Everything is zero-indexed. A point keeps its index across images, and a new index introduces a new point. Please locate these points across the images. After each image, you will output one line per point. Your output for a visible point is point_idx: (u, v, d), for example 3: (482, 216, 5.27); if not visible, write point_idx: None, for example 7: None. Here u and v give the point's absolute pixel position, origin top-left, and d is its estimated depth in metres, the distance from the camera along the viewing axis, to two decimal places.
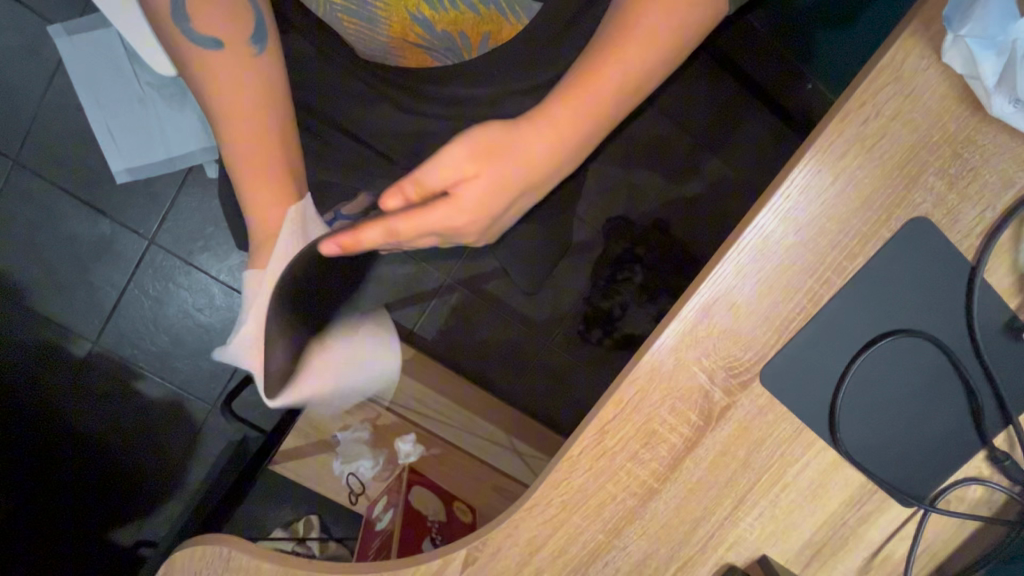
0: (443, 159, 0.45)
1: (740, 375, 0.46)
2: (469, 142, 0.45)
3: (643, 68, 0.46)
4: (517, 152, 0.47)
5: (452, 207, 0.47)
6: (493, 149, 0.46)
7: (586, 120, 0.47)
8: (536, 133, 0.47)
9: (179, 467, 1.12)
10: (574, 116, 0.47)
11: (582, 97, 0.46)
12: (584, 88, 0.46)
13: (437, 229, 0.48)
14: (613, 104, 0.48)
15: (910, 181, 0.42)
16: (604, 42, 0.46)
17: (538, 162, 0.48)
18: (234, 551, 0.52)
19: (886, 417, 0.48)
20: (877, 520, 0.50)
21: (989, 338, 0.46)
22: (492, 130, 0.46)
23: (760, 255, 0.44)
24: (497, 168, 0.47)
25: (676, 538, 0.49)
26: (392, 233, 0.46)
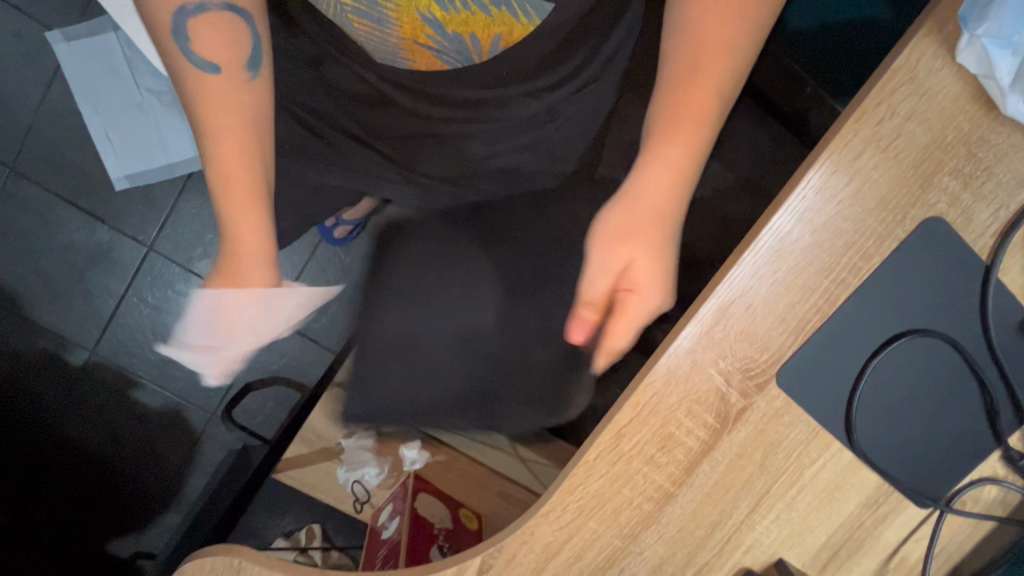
0: (598, 280, 0.47)
1: (756, 377, 0.46)
2: (612, 253, 0.47)
3: (729, 80, 0.46)
4: (651, 218, 0.47)
5: (645, 296, 0.47)
6: (636, 239, 0.46)
7: (693, 151, 0.46)
8: (649, 193, 0.47)
9: (178, 476, 1.10)
10: (683, 149, 0.46)
11: (690, 131, 0.46)
12: (685, 127, 0.45)
13: (646, 316, 0.49)
14: (710, 123, 0.46)
15: (925, 181, 0.42)
16: (680, 67, 0.46)
17: (671, 206, 0.47)
18: (243, 563, 0.51)
19: (902, 417, 0.48)
20: (894, 521, 0.49)
21: (1003, 337, 0.46)
22: (616, 221, 0.47)
23: (777, 256, 0.43)
24: (647, 238, 0.47)
25: (693, 542, 0.49)
26: (614, 346, 0.49)
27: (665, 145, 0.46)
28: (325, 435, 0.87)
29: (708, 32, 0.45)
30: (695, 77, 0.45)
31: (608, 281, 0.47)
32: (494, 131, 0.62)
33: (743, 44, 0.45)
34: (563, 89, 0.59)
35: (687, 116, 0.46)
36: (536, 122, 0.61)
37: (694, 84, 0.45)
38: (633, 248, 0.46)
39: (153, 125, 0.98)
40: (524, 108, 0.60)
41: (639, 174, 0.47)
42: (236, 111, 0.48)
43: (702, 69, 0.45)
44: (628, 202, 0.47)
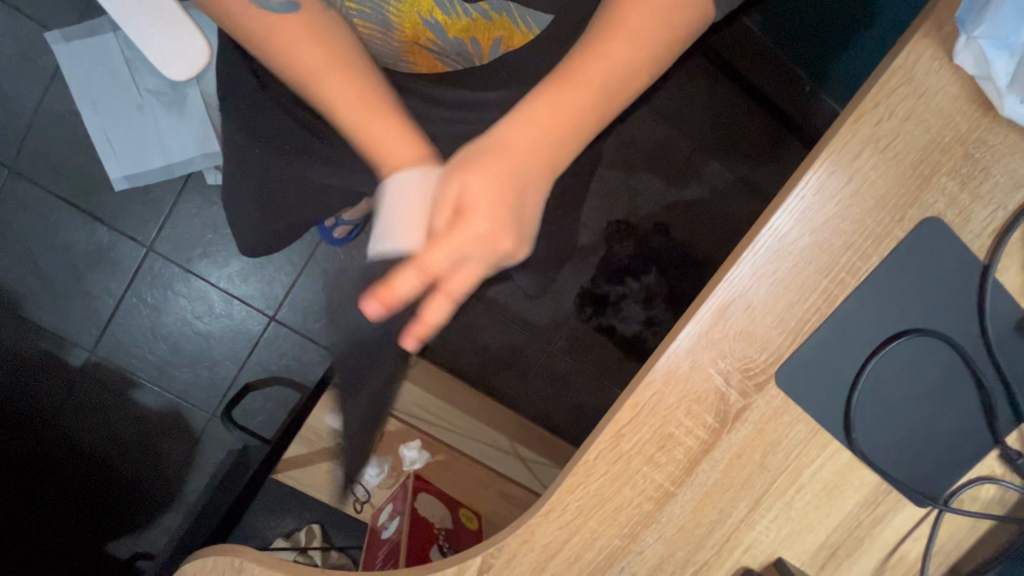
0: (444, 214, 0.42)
1: (755, 377, 0.46)
2: (448, 174, 0.43)
3: (627, 65, 0.45)
4: (507, 159, 0.43)
5: (489, 247, 0.42)
6: (487, 164, 0.43)
7: (569, 114, 0.44)
8: (512, 136, 0.43)
9: (177, 477, 1.10)
10: (560, 109, 0.44)
11: (568, 90, 0.44)
12: (567, 83, 0.44)
13: (467, 249, 0.42)
14: (598, 99, 0.45)
15: (924, 182, 0.42)
16: (587, 36, 0.45)
17: (536, 162, 0.44)
18: (245, 562, 0.51)
19: (900, 416, 0.48)
20: (893, 520, 0.50)
21: (1001, 336, 0.46)
22: (485, 157, 0.43)
23: (775, 256, 0.44)
24: (486, 166, 0.42)
25: (692, 541, 0.49)
26: (448, 293, 0.42)
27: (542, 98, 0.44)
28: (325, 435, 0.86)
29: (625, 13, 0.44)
30: (594, 47, 0.44)
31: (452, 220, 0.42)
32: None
33: (652, 40, 0.45)
34: None
35: (574, 81, 0.44)
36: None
37: (593, 54, 0.44)
38: (470, 170, 0.42)
39: (152, 126, 0.98)
40: None
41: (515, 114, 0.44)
42: (311, 44, 0.45)
43: (601, 46, 0.44)
44: (497, 139, 0.44)
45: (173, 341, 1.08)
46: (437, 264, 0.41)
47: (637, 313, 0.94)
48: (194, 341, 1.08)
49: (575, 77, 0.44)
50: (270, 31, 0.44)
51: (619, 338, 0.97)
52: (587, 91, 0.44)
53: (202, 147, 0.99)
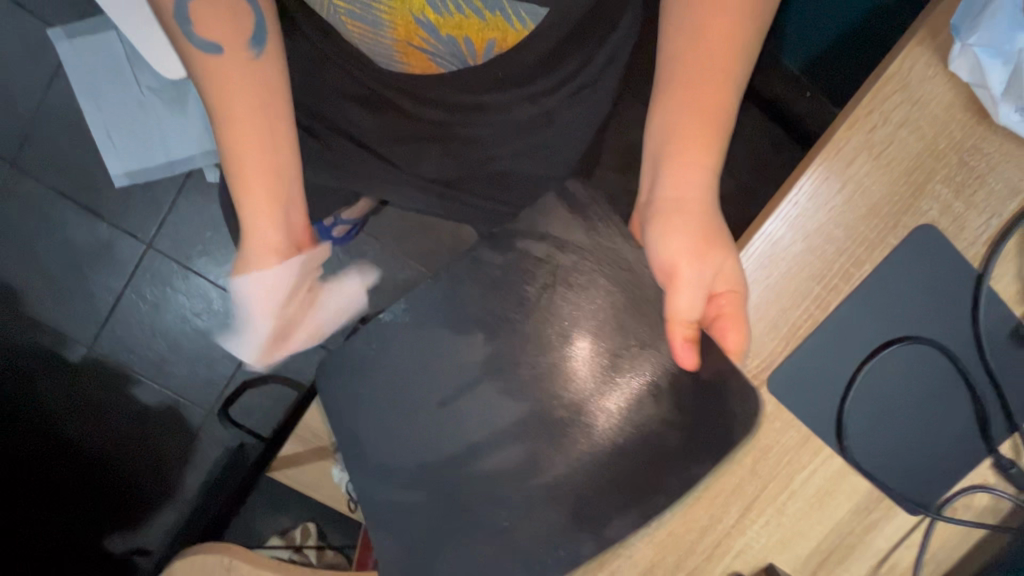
0: (682, 284, 0.46)
1: (746, 383, 0.46)
2: (662, 236, 0.47)
3: (728, 83, 0.48)
4: (682, 210, 0.47)
5: (739, 296, 0.44)
6: (675, 225, 0.47)
7: (708, 143, 0.48)
8: (686, 182, 0.48)
9: (174, 474, 1.10)
10: (696, 155, 0.47)
11: (700, 115, 0.47)
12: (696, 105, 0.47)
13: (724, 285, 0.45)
14: (720, 118, 0.48)
15: (918, 189, 0.42)
16: (678, 58, 0.48)
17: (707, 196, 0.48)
18: (234, 561, 0.51)
19: (893, 424, 0.48)
20: (884, 527, 0.49)
21: (995, 345, 0.46)
22: (667, 224, 0.47)
23: (768, 262, 0.44)
24: (687, 225, 0.47)
25: (683, 546, 0.49)
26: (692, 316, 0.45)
27: (676, 152, 0.48)
28: (322, 435, 0.87)
29: (710, 21, 0.47)
30: (692, 78, 0.48)
31: (700, 288, 0.45)
32: (491, 135, 0.61)
33: (734, 43, 0.47)
34: (561, 93, 0.59)
35: (693, 120, 0.47)
36: (534, 126, 0.61)
37: (688, 83, 0.48)
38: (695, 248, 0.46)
39: (153, 124, 0.98)
40: (523, 111, 0.60)
41: (661, 173, 0.49)
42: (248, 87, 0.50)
43: (694, 75, 0.48)
44: (659, 205, 0.48)
45: (171, 339, 1.08)
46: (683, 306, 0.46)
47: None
48: (192, 339, 1.08)
49: (692, 115, 0.47)
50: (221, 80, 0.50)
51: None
52: (709, 114, 0.48)
53: (200, 144, 0.98)
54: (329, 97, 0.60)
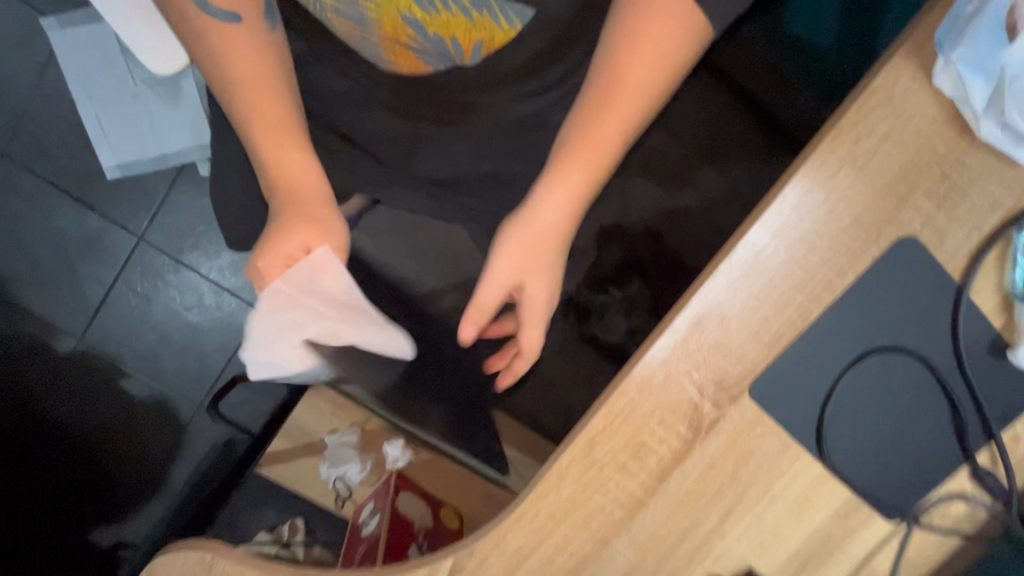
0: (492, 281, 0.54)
1: (728, 389, 0.46)
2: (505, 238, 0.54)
3: (636, 113, 0.50)
4: (546, 232, 0.53)
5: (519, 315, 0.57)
6: (518, 250, 0.54)
7: (592, 163, 0.51)
8: (556, 190, 0.53)
9: (162, 467, 1.10)
10: (575, 184, 0.52)
11: (593, 141, 0.51)
12: (593, 130, 0.51)
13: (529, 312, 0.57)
14: (609, 154, 0.52)
15: (900, 201, 0.43)
16: (604, 78, 0.50)
17: (562, 224, 0.54)
18: (216, 558, 0.51)
19: (873, 431, 0.49)
20: (862, 534, 0.50)
21: (974, 356, 0.47)
22: (520, 232, 0.53)
23: (751, 270, 0.44)
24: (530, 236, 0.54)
25: (664, 549, 0.49)
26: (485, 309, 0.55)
27: (557, 172, 0.52)
28: (309, 431, 0.88)
29: (634, 47, 0.49)
30: (602, 109, 0.50)
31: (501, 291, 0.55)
32: (480, 134, 0.61)
33: (654, 85, 0.50)
34: (550, 96, 0.60)
35: (573, 160, 0.52)
36: (522, 127, 0.61)
37: (585, 130, 0.51)
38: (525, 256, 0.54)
39: (145, 116, 0.97)
40: (512, 112, 0.60)
41: (545, 184, 0.53)
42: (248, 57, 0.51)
43: (608, 100, 0.50)
44: (529, 215, 0.53)
45: (160, 332, 1.08)
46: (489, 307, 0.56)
47: (620, 321, 0.81)
48: (183, 332, 1.08)
49: (570, 153, 0.51)
50: (241, 80, 0.51)
51: (601, 349, 0.81)
52: (596, 153, 0.51)
53: (194, 137, 0.98)
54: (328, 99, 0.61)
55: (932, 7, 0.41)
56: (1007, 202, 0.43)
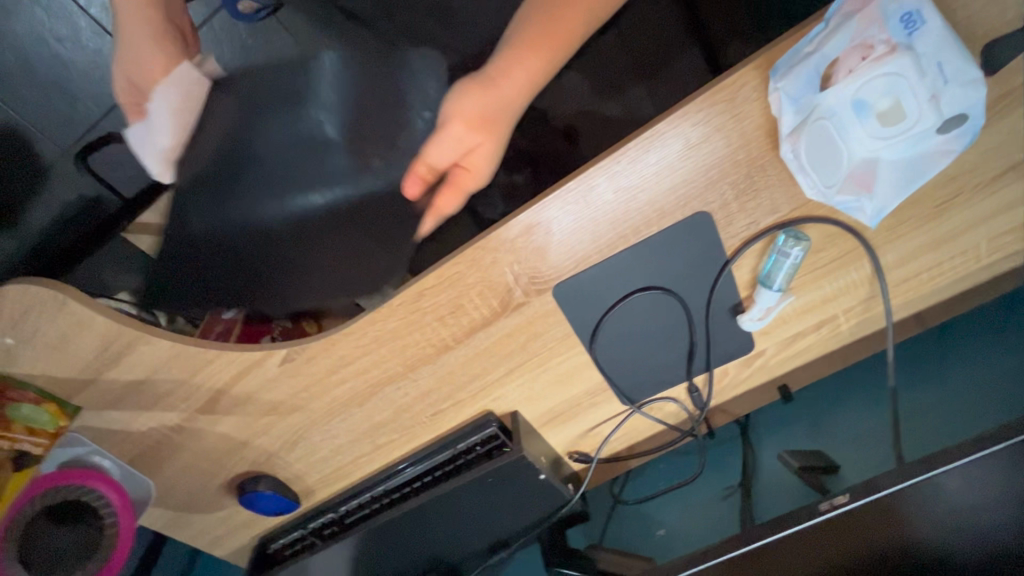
0: (447, 136, 0.58)
1: (538, 284, 0.58)
2: (461, 134, 0.58)
3: (591, 16, 0.60)
4: (499, 90, 0.58)
5: (473, 174, 0.61)
6: (479, 128, 0.59)
7: (541, 59, 0.58)
8: (509, 92, 0.59)
9: (19, 204, 1.07)
10: (533, 66, 0.58)
11: (544, 39, 0.58)
12: (548, 32, 0.58)
13: (470, 190, 0.63)
14: (560, 47, 0.59)
15: (710, 183, 0.53)
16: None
17: (516, 104, 0.60)
18: (69, 300, 0.55)
19: (633, 344, 0.65)
20: (599, 406, 0.70)
21: (718, 311, 0.63)
22: (472, 100, 0.58)
23: (582, 200, 0.54)
24: (495, 133, 0.60)
25: (458, 382, 0.65)
26: (434, 168, 0.60)
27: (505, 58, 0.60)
28: None
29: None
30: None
31: (458, 149, 0.59)
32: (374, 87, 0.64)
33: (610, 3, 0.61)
34: None
35: (534, 49, 0.58)
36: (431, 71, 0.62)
37: (548, 20, 0.58)
38: (482, 137, 0.59)
39: None
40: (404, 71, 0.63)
41: (503, 63, 0.58)
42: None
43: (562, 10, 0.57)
44: (486, 79, 0.58)
45: (33, 61, 1.02)
46: (439, 159, 0.59)
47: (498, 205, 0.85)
48: (50, 66, 1.03)
49: (532, 42, 0.57)
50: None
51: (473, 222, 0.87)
52: (552, 45, 0.58)
53: None
54: (226, 225, 0.65)
55: (789, 33, 0.49)
56: (782, 210, 0.55)
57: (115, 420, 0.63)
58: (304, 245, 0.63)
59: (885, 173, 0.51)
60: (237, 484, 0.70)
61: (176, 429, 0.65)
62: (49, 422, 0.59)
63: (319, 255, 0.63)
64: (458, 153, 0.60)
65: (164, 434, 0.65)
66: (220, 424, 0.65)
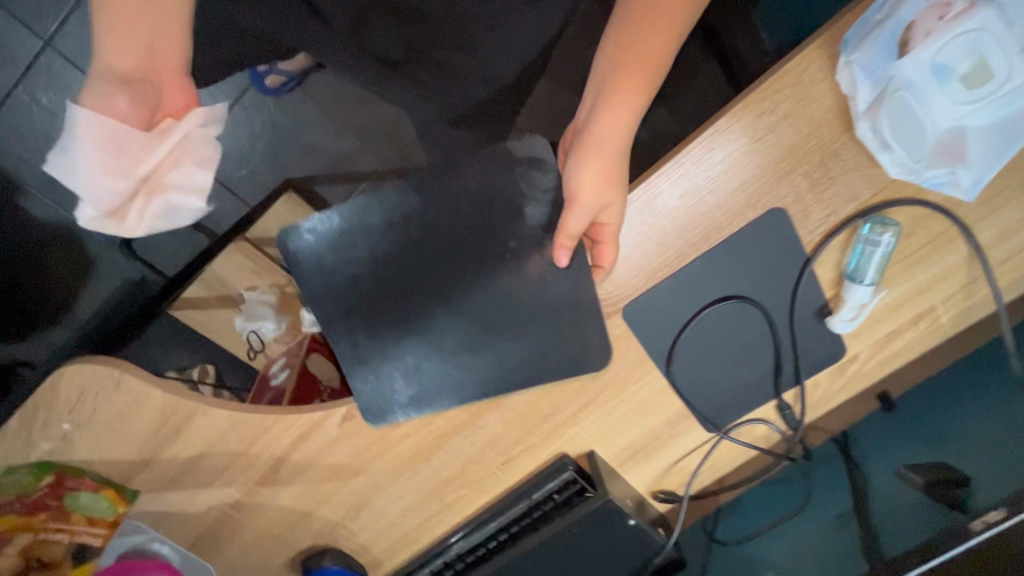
0: (579, 202, 0.51)
1: (607, 306, 0.56)
2: (594, 190, 0.51)
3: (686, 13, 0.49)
4: (601, 152, 0.51)
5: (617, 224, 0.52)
6: (601, 173, 0.51)
7: (637, 90, 0.50)
8: (609, 134, 0.51)
9: (68, 297, 1.10)
10: (628, 100, 0.50)
11: (635, 67, 0.50)
12: (636, 59, 0.49)
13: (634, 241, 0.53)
14: (654, 73, 0.50)
15: (781, 177, 0.50)
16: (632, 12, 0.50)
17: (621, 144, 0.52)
18: (125, 374, 0.54)
19: (712, 362, 0.60)
20: (682, 437, 0.64)
21: (803, 317, 0.58)
22: (584, 157, 0.51)
23: (647, 210, 0.52)
24: (616, 177, 0.51)
25: (529, 423, 0.61)
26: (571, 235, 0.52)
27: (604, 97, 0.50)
28: (229, 284, 0.93)
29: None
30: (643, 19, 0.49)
31: (590, 209, 0.51)
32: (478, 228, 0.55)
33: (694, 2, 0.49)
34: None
35: (626, 77, 0.50)
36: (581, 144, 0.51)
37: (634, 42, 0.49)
38: (608, 185, 0.51)
39: None
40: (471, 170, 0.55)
41: (599, 112, 0.51)
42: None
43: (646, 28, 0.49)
44: (586, 134, 0.51)
45: None
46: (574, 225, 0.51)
47: None
48: None
49: (620, 77, 0.50)
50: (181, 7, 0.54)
51: None
52: (649, 62, 0.50)
53: None
54: (428, 347, 0.57)
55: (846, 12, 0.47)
56: (863, 196, 0.51)
57: (173, 502, 0.59)
58: (494, 343, 0.57)
59: (978, 140, 0.47)
60: (300, 563, 0.65)
61: (236, 506, 0.61)
62: (108, 510, 0.57)
63: (541, 342, 0.57)
64: (592, 216, 0.52)
65: (224, 513, 0.61)
66: (281, 496, 0.61)
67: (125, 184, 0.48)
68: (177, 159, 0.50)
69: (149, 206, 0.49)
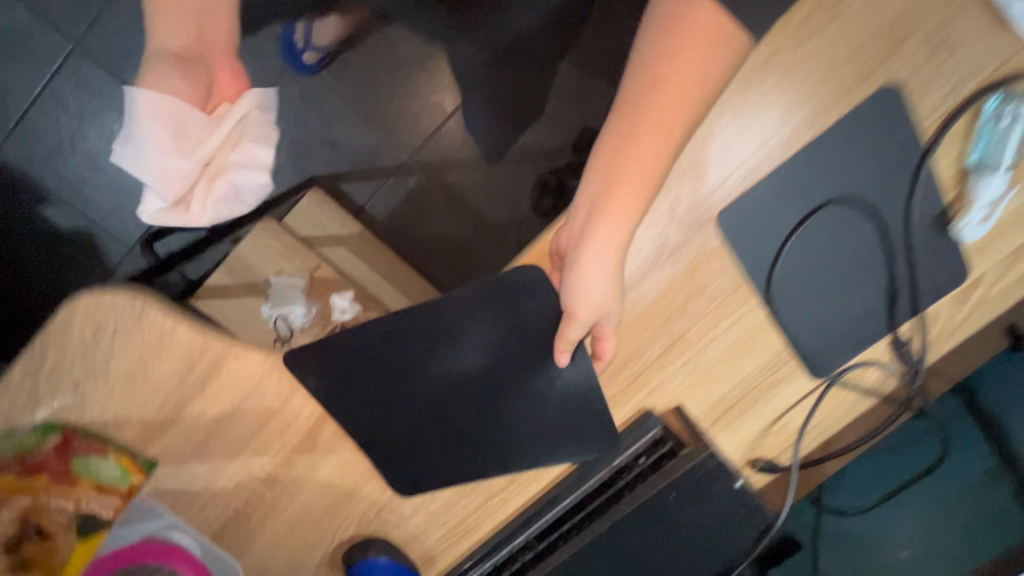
0: (574, 304, 0.47)
1: (697, 214, 0.48)
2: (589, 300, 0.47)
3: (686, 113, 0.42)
4: (602, 260, 0.45)
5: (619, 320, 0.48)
6: (602, 276, 0.46)
7: (634, 192, 0.43)
8: (609, 241, 0.45)
9: None
10: (628, 197, 0.44)
11: (635, 154, 0.43)
12: (635, 150, 0.43)
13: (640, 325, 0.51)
14: (655, 171, 0.43)
15: (892, 47, 0.45)
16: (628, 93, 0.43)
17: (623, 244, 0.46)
18: (145, 305, 0.48)
19: (818, 284, 0.51)
20: (784, 387, 0.54)
21: (921, 227, 0.50)
22: (580, 262, 0.46)
23: (744, 89, 0.45)
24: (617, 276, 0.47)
25: (608, 369, 0.53)
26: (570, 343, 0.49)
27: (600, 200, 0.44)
28: (254, 272, 0.87)
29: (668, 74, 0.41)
30: (638, 109, 0.42)
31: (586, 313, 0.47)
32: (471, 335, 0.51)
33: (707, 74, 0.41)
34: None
35: (626, 174, 0.43)
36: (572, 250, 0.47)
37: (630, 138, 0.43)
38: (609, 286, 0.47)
39: None
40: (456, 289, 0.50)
41: (592, 226, 0.45)
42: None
43: (641, 116, 0.42)
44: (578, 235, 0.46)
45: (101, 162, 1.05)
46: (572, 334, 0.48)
47: None
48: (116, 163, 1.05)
49: (611, 190, 0.44)
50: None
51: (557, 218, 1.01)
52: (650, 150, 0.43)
53: None
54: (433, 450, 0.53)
55: None
56: (986, 68, 0.45)
57: (196, 477, 0.50)
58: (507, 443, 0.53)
59: None
60: (341, 557, 0.55)
61: (269, 482, 0.52)
62: (120, 477, 0.48)
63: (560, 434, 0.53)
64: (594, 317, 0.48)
65: (254, 492, 0.52)
66: (323, 468, 0.52)
67: (192, 166, 0.50)
68: (237, 140, 0.52)
69: (213, 190, 0.52)
